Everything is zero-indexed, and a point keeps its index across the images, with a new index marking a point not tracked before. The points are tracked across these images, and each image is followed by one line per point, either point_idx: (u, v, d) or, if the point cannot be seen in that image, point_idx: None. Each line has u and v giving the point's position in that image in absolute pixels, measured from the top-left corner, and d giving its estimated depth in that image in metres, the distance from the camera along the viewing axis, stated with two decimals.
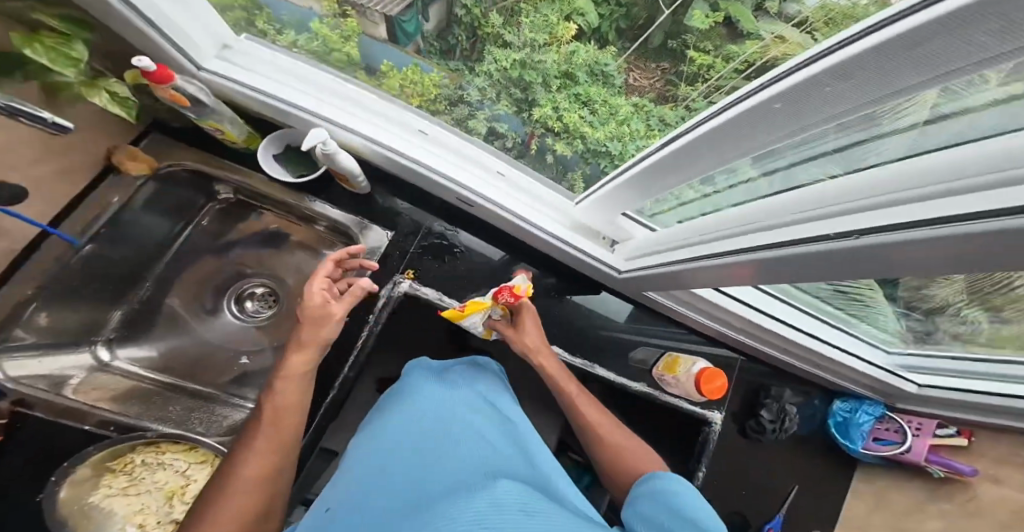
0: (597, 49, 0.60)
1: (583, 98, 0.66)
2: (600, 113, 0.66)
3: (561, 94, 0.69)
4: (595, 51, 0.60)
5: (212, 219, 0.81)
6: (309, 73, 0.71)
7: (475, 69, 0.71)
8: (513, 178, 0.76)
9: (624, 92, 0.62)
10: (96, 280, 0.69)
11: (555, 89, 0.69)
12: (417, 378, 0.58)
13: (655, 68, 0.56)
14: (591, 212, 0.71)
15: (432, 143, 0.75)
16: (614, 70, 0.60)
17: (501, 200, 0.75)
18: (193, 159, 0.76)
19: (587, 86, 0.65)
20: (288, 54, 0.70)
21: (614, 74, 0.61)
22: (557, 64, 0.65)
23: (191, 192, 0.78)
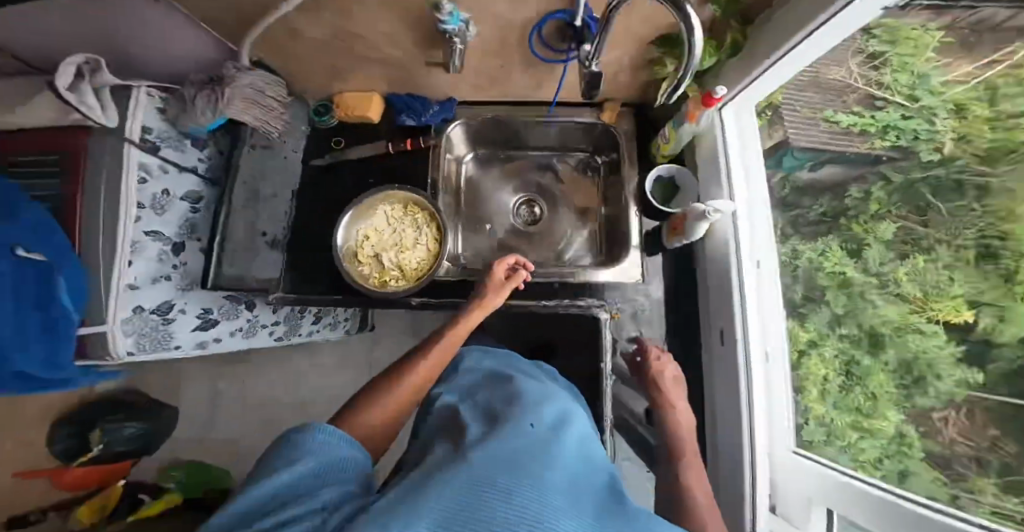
0: (955, 355, 0.53)
1: (854, 373, 0.65)
2: (845, 401, 0.66)
3: (836, 344, 0.68)
4: (951, 353, 0.53)
5: (571, 165, 1.00)
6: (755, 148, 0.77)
7: (822, 262, 0.71)
8: (774, 366, 0.72)
9: (904, 410, 0.59)
10: (511, 134, 0.96)
11: (849, 344, 0.66)
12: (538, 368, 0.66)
13: (985, 439, 0.51)
14: (788, 468, 0.67)
15: (761, 276, 0.75)
16: (943, 386, 0.54)
17: (752, 389, 0.69)
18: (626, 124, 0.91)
19: (875, 366, 0.62)
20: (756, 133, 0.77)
21: (931, 391, 0.56)
22: (884, 320, 0.61)
23: (587, 144, 0.97)
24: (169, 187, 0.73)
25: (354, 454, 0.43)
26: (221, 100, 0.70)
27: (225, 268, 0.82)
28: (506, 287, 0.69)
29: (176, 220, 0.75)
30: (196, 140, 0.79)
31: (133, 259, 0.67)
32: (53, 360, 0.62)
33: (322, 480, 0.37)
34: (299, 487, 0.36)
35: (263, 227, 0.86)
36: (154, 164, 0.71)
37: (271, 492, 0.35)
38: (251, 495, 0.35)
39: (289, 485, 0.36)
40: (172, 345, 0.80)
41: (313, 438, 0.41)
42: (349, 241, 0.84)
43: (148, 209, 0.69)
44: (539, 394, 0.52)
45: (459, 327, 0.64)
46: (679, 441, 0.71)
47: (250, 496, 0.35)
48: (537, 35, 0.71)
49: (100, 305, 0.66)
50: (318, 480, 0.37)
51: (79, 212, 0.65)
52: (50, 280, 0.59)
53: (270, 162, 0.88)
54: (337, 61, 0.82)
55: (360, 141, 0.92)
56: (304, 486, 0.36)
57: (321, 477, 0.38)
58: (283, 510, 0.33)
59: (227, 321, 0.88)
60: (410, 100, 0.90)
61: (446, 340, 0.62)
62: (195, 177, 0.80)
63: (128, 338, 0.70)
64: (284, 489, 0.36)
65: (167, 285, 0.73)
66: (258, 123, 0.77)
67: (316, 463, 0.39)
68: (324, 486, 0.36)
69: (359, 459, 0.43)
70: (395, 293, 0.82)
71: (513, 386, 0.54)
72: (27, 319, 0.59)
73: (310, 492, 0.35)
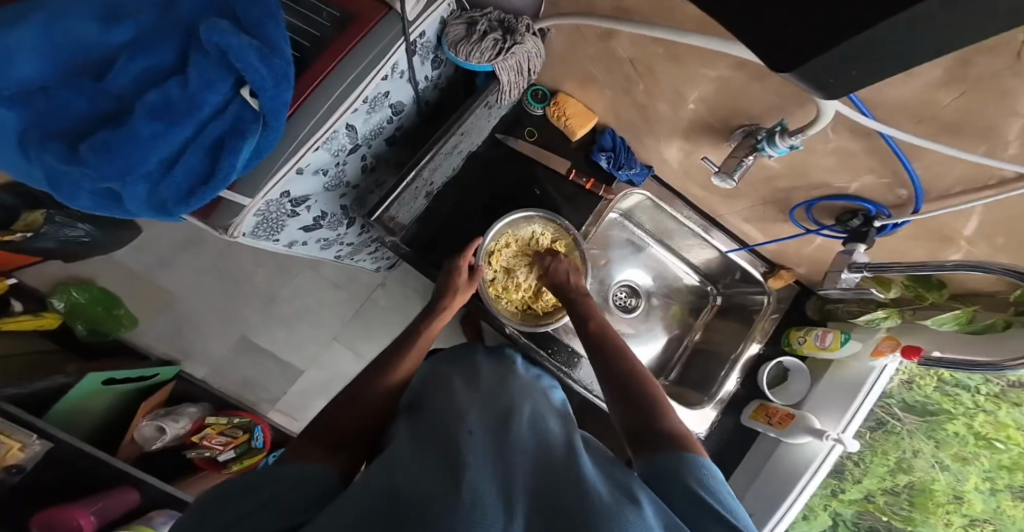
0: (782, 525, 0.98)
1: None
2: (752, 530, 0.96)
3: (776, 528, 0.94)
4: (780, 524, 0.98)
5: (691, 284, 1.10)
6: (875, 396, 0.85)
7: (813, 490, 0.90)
8: None
9: None
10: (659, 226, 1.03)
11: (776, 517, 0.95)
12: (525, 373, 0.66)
13: None
14: None
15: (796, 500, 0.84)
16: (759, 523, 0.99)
17: None
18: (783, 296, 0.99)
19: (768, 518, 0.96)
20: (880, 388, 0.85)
21: None
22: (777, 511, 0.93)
23: (720, 283, 1.07)
24: (390, 91, 0.66)
25: (313, 473, 0.46)
26: (503, 51, 0.66)
27: (389, 208, 0.75)
28: (468, 290, 0.81)
29: (372, 124, 0.69)
30: (438, 59, 0.72)
31: (318, 146, 0.60)
32: (171, 206, 0.51)
33: (273, 495, 0.42)
34: (251, 499, 0.41)
35: (432, 179, 0.82)
36: (399, 67, 0.64)
37: (228, 500, 0.41)
38: (206, 511, 0.41)
39: (240, 493, 0.41)
40: (275, 238, 0.74)
41: (283, 468, 0.46)
42: (495, 244, 0.86)
43: (365, 104, 0.63)
44: (473, 402, 0.56)
45: (430, 325, 0.77)
46: (607, 349, 0.68)
47: (208, 505, 0.41)
48: (807, 206, 0.74)
49: (261, 177, 0.56)
50: (271, 489, 0.43)
51: (319, 80, 0.56)
52: (246, 139, 0.49)
53: (481, 123, 0.79)
54: (599, 80, 0.77)
55: (548, 147, 0.90)
56: (253, 496, 0.41)
57: (270, 490, 0.42)
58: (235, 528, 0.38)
59: (326, 229, 0.84)
60: (619, 146, 0.86)
61: (420, 342, 0.75)
62: (411, 90, 0.72)
63: (254, 220, 0.61)
64: (235, 499, 0.41)
65: (320, 180, 0.69)
66: (505, 88, 0.72)
67: (268, 480, 0.43)
68: (274, 500, 0.41)
69: (315, 476, 0.46)
70: (509, 313, 0.86)
71: (450, 398, 0.58)
72: (189, 158, 0.48)
73: (260, 503, 0.41)
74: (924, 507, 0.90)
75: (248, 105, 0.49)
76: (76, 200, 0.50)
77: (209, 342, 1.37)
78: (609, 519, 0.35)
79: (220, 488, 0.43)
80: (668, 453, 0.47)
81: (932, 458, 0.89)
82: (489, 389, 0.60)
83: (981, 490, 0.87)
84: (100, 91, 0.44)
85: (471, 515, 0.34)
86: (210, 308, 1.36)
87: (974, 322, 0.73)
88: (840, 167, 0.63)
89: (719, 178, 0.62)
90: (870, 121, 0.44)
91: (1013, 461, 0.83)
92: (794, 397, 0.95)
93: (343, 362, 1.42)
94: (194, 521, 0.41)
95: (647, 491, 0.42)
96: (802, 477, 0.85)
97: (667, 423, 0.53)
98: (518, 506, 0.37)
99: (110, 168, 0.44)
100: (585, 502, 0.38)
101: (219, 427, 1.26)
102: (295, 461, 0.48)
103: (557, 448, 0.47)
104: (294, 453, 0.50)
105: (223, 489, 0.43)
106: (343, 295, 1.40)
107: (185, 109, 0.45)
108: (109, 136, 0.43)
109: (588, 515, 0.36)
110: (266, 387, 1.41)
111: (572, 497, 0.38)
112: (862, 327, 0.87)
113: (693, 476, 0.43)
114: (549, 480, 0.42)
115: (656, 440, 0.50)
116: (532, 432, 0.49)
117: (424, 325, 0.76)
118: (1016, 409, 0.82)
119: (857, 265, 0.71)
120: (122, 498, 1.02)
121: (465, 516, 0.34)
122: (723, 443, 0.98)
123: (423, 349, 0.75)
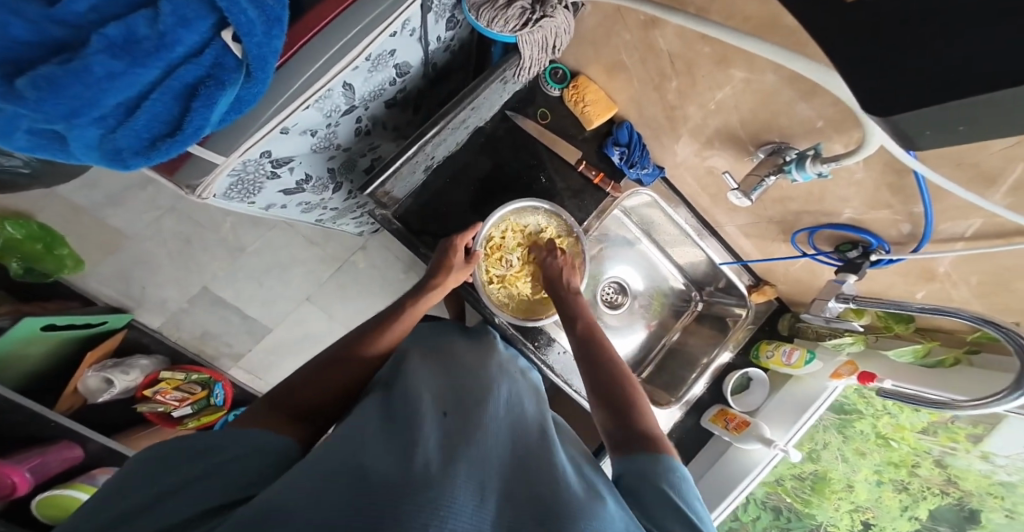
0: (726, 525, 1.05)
1: None
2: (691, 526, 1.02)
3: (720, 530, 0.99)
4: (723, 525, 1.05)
5: (674, 289, 1.09)
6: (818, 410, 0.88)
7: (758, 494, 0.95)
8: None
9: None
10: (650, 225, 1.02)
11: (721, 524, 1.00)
12: (502, 364, 0.63)
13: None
14: None
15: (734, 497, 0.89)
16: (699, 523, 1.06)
17: None
18: (762, 307, 1.01)
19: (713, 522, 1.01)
20: (824, 403, 0.88)
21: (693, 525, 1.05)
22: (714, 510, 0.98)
23: (699, 288, 1.08)
24: (397, 50, 0.60)
25: (270, 442, 0.42)
26: (530, 24, 0.61)
27: (385, 180, 0.71)
28: (464, 272, 0.76)
29: (373, 84, 0.63)
30: (452, 19, 0.67)
31: (309, 105, 0.54)
32: (126, 155, 0.45)
33: (229, 458, 0.38)
34: (207, 461, 0.37)
35: (435, 153, 0.77)
36: (410, 25, 0.58)
37: (179, 465, 0.37)
38: (150, 473, 0.37)
39: (196, 455, 0.38)
40: (249, 199, 0.68)
41: (242, 430, 0.42)
42: (494, 230, 0.84)
43: (368, 63, 0.57)
44: (446, 387, 0.52)
45: (417, 305, 0.71)
46: (591, 348, 0.66)
47: (151, 466, 0.37)
48: (807, 232, 0.75)
49: (239, 133, 0.51)
50: (229, 451, 0.38)
51: (315, 32, 0.50)
52: (226, 90, 0.43)
53: (492, 96, 0.75)
54: (629, 67, 0.74)
55: (560, 130, 0.87)
56: (206, 459, 0.37)
57: (227, 453, 0.38)
58: (173, 498, 0.35)
59: (308, 194, 0.78)
60: (634, 142, 0.84)
61: (405, 318, 0.69)
62: (420, 52, 0.66)
63: (227, 179, 0.57)
64: (188, 461, 0.37)
65: (308, 140, 0.63)
66: (525, 63, 0.69)
67: (225, 443, 0.39)
68: (226, 465, 0.37)
69: (278, 443, 0.42)
70: (496, 300, 0.85)
71: (422, 380, 0.54)
72: (155, 104, 0.41)
73: (213, 466, 0.37)
74: (821, 492, 0.97)
75: (230, 50, 0.42)
76: (7, 139, 0.42)
77: (164, 290, 1.26)
78: (581, 508, 0.34)
79: (168, 450, 0.39)
80: (646, 454, 0.47)
81: (837, 451, 0.96)
82: (459, 375, 0.56)
83: (868, 481, 0.91)
84: (49, 18, 0.34)
85: (443, 490, 0.31)
86: (168, 254, 1.24)
87: (929, 356, 0.75)
88: (857, 197, 0.63)
89: (737, 194, 0.66)
90: (909, 160, 0.38)
91: (928, 486, 0.85)
92: (751, 405, 0.97)
93: (314, 324, 1.37)
94: (135, 479, 0.37)
95: (611, 488, 0.41)
96: (743, 480, 0.89)
97: (642, 422, 0.53)
98: (491, 487, 0.35)
99: (54, 108, 0.37)
100: (558, 490, 0.36)
101: (175, 382, 1.19)
102: (254, 428, 0.43)
103: (530, 437, 0.45)
104: (255, 420, 0.45)
105: (175, 448, 0.39)
106: (317, 253, 1.31)
107: (151, 48, 0.37)
108: (52, 70, 0.34)
109: (563, 502, 0.34)
110: (228, 342, 1.33)
111: (544, 484, 0.36)
112: (826, 349, 0.89)
113: (664, 474, 0.43)
114: (521, 464, 0.39)
115: (634, 441, 0.49)
116: (506, 419, 0.46)
117: (412, 305, 0.70)
118: (914, 414, 0.86)
119: (844, 297, 0.72)
120: (61, 454, 0.96)
121: (437, 489, 0.31)
122: (679, 442, 0.99)
123: (411, 325, 0.71)
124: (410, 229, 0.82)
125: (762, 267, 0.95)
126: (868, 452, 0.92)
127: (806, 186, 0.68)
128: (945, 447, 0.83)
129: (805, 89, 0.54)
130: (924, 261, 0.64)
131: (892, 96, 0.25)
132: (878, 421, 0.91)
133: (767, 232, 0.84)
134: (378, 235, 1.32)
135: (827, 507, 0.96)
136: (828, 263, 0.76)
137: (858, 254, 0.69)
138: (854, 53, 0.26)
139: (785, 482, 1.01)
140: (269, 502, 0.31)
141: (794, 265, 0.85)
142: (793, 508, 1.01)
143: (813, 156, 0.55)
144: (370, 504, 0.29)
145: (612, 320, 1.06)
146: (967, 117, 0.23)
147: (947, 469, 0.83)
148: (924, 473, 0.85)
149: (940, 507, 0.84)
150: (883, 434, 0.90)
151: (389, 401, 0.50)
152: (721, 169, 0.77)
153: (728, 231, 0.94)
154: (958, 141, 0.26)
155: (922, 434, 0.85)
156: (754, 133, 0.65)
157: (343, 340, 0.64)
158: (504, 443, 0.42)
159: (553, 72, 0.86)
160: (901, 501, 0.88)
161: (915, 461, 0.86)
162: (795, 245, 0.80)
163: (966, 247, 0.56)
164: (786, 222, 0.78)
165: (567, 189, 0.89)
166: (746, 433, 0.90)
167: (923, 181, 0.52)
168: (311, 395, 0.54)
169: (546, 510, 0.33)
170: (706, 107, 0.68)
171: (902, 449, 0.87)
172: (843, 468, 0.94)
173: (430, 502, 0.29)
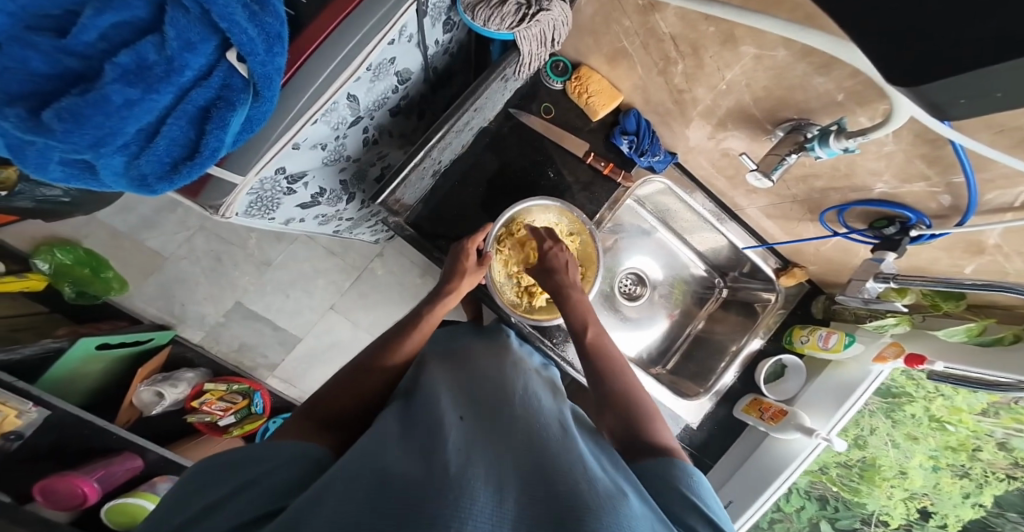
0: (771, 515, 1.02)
1: None
2: None
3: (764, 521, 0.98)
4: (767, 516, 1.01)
5: (697, 277, 1.06)
6: (857, 393, 0.83)
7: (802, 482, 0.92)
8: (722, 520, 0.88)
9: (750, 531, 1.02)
10: (666, 214, 0.99)
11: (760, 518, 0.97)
12: (520, 362, 0.63)
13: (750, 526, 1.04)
14: None
15: (774, 485, 0.85)
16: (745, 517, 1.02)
17: None
18: (793, 290, 0.96)
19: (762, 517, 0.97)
20: (863, 386, 0.82)
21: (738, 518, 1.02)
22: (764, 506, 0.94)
23: (723, 276, 1.05)
24: (397, 58, 0.61)
25: (302, 450, 0.43)
26: (528, 17, 0.60)
27: (397, 187, 0.72)
28: (477, 273, 0.76)
29: (377, 94, 0.64)
30: (449, 21, 0.67)
31: (315, 120, 0.56)
32: (151, 181, 0.48)
33: (269, 467, 0.39)
34: (244, 472, 0.38)
35: (443, 156, 0.78)
36: (408, 31, 0.58)
37: (217, 476, 0.38)
38: (200, 484, 0.39)
39: (237, 465, 0.39)
40: (270, 216, 0.71)
41: (274, 442, 0.43)
42: (506, 229, 0.83)
43: (369, 73, 0.58)
44: (459, 389, 0.53)
45: (435, 310, 0.72)
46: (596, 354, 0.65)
47: (195, 481, 0.39)
48: (837, 210, 0.71)
49: (252, 153, 0.53)
50: (263, 461, 0.40)
51: (314, 48, 0.51)
52: (236, 111, 0.45)
53: (495, 95, 0.75)
54: (632, 53, 0.72)
55: (566, 123, 0.86)
56: (246, 468, 0.39)
57: (265, 462, 0.40)
58: (218, 510, 0.36)
59: (325, 205, 0.80)
60: (644, 130, 0.82)
61: (423, 326, 0.70)
62: (421, 56, 0.66)
63: (246, 198, 0.59)
64: (231, 471, 0.39)
65: (319, 154, 0.64)
66: (524, 59, 0.68)
67: (264, 454, 0.41)
68: (268, 474, 0.38)
69: (310, 453, 0.43)
70: (513, 300, 0.86)
71: (437, 383, 0.54)
72: (172, 128, 0.43)
73: (255, 475, 0.38)
74: (871, 480, 0.91)
75: (236, 71, 0.44)
76: (43, 172, 0.45)
77: (202, 306, 1.32)
78: (601, 502, 0.33)
79: (213, 462, 0.41)
80: (661, 462, 0.45)
81: (886, 436, 0.89)
82: (474, 379, 0.56)
83: (923, 467, 0.85)
84: (61, 49, 0.36)
85: (460, 491, 0.31)
86: (202, 271, 1.30)
87: (984, 334, 0.69)
88: (887, 170, 0.59)
89: (757, 174, 0.64)
90: (947, 130, 0.33)
91: (993, 472, 0.81)
92: (788, 392, 0.93)
93: (340, 331, 1.40)
94: (186, 490, 0.39)
95: (635, 481, 0.40)
96: (787, 467, 0.85)
97: (654, 432, 0.52)
98: (509, 490, 0.34)
99: (81, 139, 0.39)
100: (577, 485, 0.35)
101: (218, 392, 1.25)
102: (288, 439, 0.44)
103: (550, 436, 0.44)
104: (286, 431, 0.47)
105: (217, 460, 0.40)
106: (338, 263, 1.35)
107: (162, 73, 0.39)
108: (74, 102, 0.36)
109: (582, 495, 0.33)
110: (263, 353, 1.38)
111: (562, 481, 0.35)
112: (868, 331, 0.84)
113: (680, 480, 0.42)
114: (540, 460, 0.39)
115: (646, 449, 0.48)
116: (524, 418, 0.46)
117: (430, 309, 0.71)
118: (972, 395, 0.79)
119: (884, 277, 0.66)
120: (124, 465, 1.03)
121: (457, 493, 0.31)
122: (711, 434, 0.96)
123: (430, 332, 0.71)
124: (424, 232, 0.83)
125: (791, 250, 0.91)
126: (921, 435, 0.85)
127: (831, 163, 0.64)
128: (1011, 431, 0.76)
129: (820, 62, 0.50)
130: (968, 234, 0.59)
131: (914, 67, 0.23)
132: (932, 404, 0.84)
133: (795, 213, 0.80)
134: (394, 241, 1.35)
135: (877, 495, 0.90)
136: (863, 241, 0.71)
137: (892, 230, 0.66)
138: (867, 27, 0.24)
139: (832, 472, 0.97)
140: (294, 509, 0.32)
141: (825, 245, 0.81)
142: (841, 492, 0.97)
143: (839, 131, 0.52)
144: (393, 513, 0.29)
145: (632, 312, 1.04)
146: (1000, 82, 0.21)
147: (1013, 452, 0.78)
148: (993, 459, 0.80)
149: (1006, 492, 0.81)
150: (941, 416, 0.83)
151: (409, 404, 0.51)
152: (736, 151, 0.74)
153: (749, 214, 0.91)
154: (989, 108, 0.23)
155: (981, 416, 0.79)
156: (770, 111, 0.62)
157: (365, 351, 0.65)
158: (520, 443, 0.41)
159: (554, 65, 0.85)
160: (963, 488, 0.84)
161: (987, 447, 0.80)
162: (824, 226, 0.77)
163: (1016, 217, 0.52)
164: (815, 202, 0.74)
165: (579, 183, 0.87)
166: (786, 422, 0.86)
167: (961, 152, 0.48)
168: (338, 404, 0.55)
169: (566, 507, 0.32)
170: (716, 90, 0.65)
171: (964, 436, 0.81)
172: (895, 455, 0.88)
173: (451, 506, 0.29)
